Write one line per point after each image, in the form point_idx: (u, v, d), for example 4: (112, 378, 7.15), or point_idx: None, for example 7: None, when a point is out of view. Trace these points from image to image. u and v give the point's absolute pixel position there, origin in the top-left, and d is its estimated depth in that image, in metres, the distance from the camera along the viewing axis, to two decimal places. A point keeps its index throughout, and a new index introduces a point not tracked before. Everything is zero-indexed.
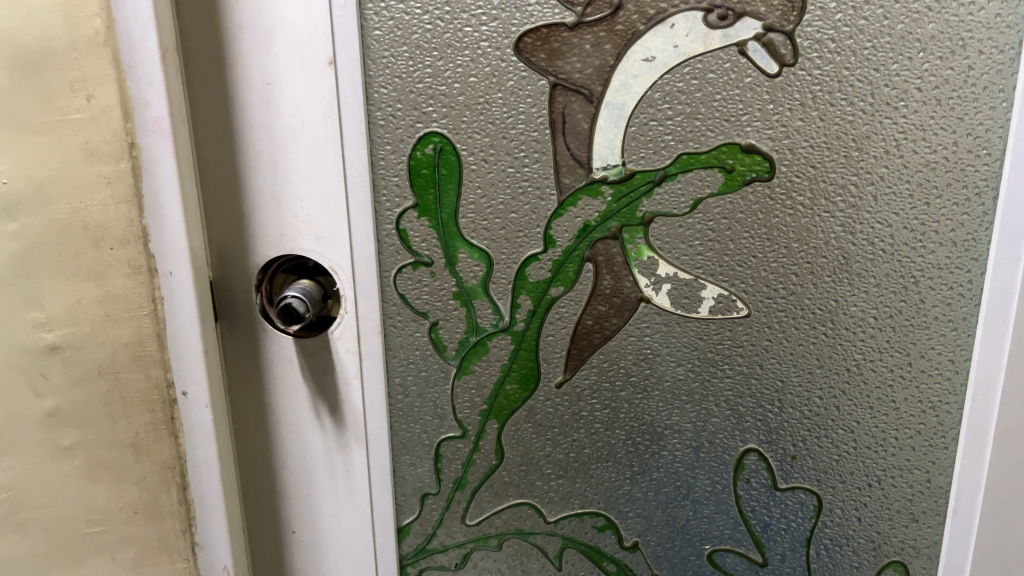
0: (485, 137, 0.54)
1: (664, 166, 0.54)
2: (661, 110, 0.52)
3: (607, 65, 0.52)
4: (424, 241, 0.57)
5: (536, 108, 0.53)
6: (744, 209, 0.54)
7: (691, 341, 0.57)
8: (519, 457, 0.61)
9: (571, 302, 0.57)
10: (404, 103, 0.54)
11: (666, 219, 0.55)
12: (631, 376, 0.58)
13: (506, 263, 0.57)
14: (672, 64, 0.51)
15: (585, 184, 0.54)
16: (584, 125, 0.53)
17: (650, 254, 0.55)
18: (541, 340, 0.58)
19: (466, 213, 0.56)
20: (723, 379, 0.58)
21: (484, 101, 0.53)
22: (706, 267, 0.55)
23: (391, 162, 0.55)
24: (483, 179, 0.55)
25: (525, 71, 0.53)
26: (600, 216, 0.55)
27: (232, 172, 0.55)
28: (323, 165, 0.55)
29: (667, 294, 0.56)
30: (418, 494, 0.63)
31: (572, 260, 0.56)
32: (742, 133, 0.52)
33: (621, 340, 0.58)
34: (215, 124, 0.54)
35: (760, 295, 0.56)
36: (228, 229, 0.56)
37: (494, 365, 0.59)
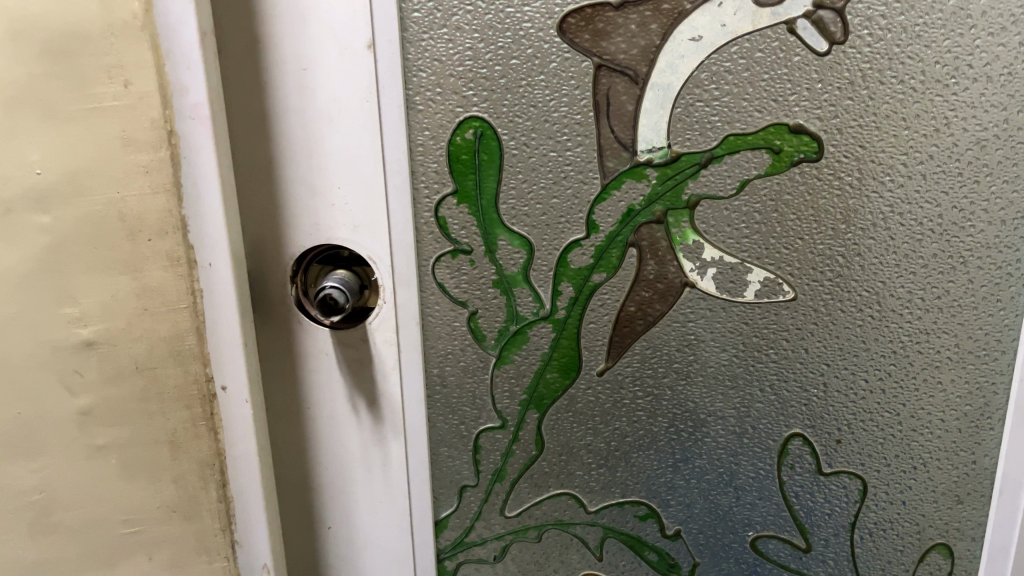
0: (526, 121, 0.53)
1: (711, 148, 0.53)
2: (707, 91, 0.51)
3: (653, 46, 0.51)
4: (463, 228, 0.55)
5: (578, 90, 0.52)
6: (791, 191, 0.53)
7: (735, 326, 0.56)
8: (560, 446, 0.61)
9: (614, 288, 0.56)
10: (443, 87, 0.53)
11: (712, 202, 0.54)
12: (675, 363, 0.58)
13: (547, 250, 0.56)
14: (720, 43, 0.50)
15: (628, 167, 0.53)
16: (629, 107, 0.52)
17: (695, 237, 0.54)
18: (582, 328, 0.57)
19: (507, 200, 0.55)
20: (768, 364, 0.57)
21: (526, 84, 0.52)
22: (751, 251, 0.55)
23: (430, 148, 0.54)
24: (525, 164, 0.54)
25: (568, 52, 0.51)
26: (644, 200, 0.54)
27: (265, 160, 0.54)
28: (360, 152, 0.53)
29: (712, 279, 0.55)
30: (457, 487, 0.62)
31: (615, 246, 0.55)
32: (790, 113, 0.51)
33: (665, 326, 0.57)
34: (250, 111, 0.53)
35: (807, 278, 0.55)
36: (262, 217, 0.55)
37: (535, 354, 0.58)
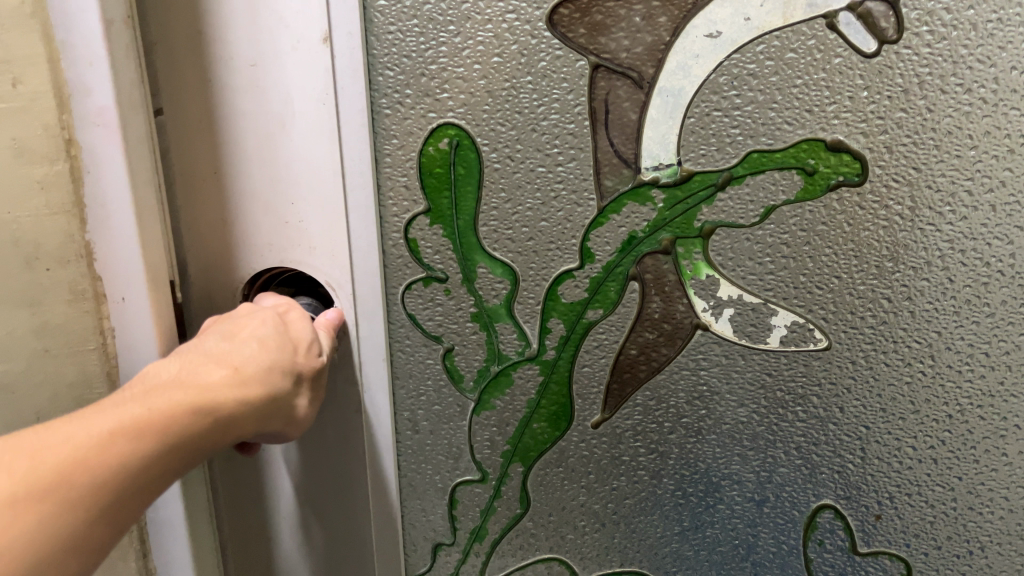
0: (511, 130, 0.45)
1: (730, 166, 0.44)
2: (727, 97, 0.43)
3: (661, 42, 0.42)
4: (438, 253, 0.48)
5: (571, 94, 0.44)
6: (827, 220, 0.44)
7: (756, 378, 0.47)
8: (549, 506, 0.52)
9: (612, 328, 0.48)
10: (413, 88, 0.45)
11: (729, 230, 0.45)
12: (683, 418, 0.49)
13: (534, 280, 0.47)
14: (743, 41, 0.42)
15: (631, 187, 0.45)
16: (632, 116, 0.44)
17: (709, 271, 0.46)
18: (575, 372, 0.49)
19: (488, 221, 0.47)
20: (795, 423, 0.48)
21: (510, 87, 0.44)
22: (778, 289, 0.46)
23: (398, 158, 0.46)
24: (508, 180, 0.46)
25: (559, 49, 0.43)
26: (648, 227, 0.45)
27: (212, 170, 0.46)
28: (317, 162, 0.45)
29: (729, 321, 0.46)
30: (432, 543, 0.54)
31: (614, 278, 0.47)
32: (828, 126, 0.42)
33: (673, 374, 0.48)
34: (191, 114, 0.45)
35: (844, 324, 0.46)
36: (212, 237, 0.48)
37: (519, 400, 0.50)
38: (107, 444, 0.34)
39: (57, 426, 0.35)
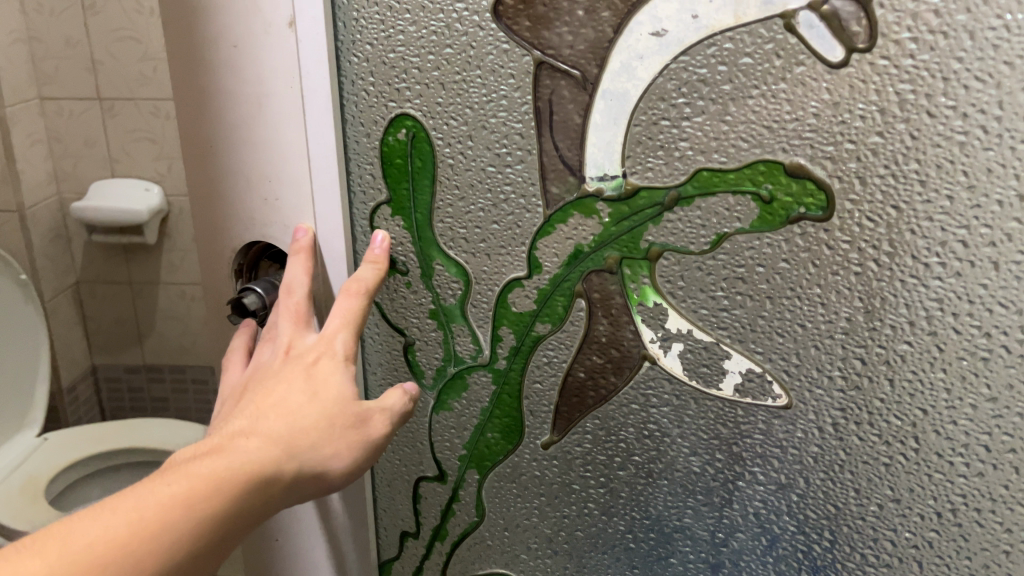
0: (462, 125, 0.43)
1: (678, 184, 0.38)
2: (674, 105, 0.37)
3: (604, 39, 0.38)
4: (399, 244, 0.47)
5: (517, 91, 0.41)
6: (789, 258, 0.37)
7: (709, 428, 0.42)
8: (502, 520, 0.50)
9: (561, 346, 0.44)
10: (376, 76, 0.44)
11: (679, 255, 0.40)
12: (635, 456, 0.44)
13: (487, 285, 0.45)
14: (690, 42, 0.36)
15: (575, 198, 0.41)
16: (576, 119, 0.40)
17: (657, 298, 0.41)
18: (526, 387, 0.46)
19: (444, 218, 0.45)
20: (754, 486, 0.42)
21: (461, 79, 0.42)
22: (734, 330, 0.40)
23: (363, 146, 0.46)
24: (460, 177, 0.44)
25: (505, 41, 0.40)
26: (594, 242, 0.41)
27: (204, 144, 0.46)
28: (288, 144, 0.45)
29: (679, 358, 0.41)
30: (397, 535, 0.54)
31: (562, 293, 0.43)
32: (788, 148, 0.36)
33: (621, 407, 0.44)
34: (187, 89, 0.45)
35: (808, 382, 0.39)
36: (206, 208, 0.48)
37: (474, 406, 0.48)
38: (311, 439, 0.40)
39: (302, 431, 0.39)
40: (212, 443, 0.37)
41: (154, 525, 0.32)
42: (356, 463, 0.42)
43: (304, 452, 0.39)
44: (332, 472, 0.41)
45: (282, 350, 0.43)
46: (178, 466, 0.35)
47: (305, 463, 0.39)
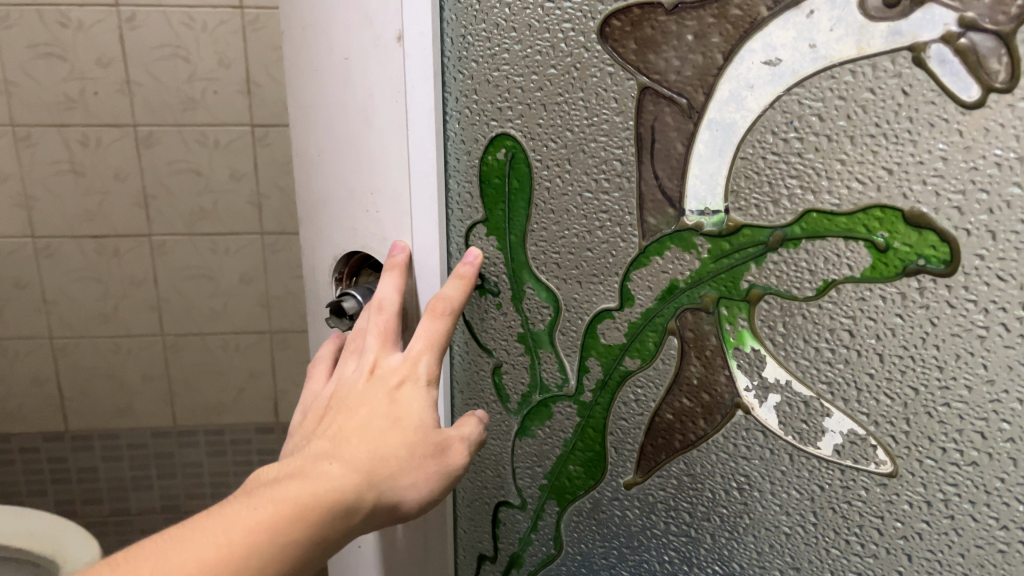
0: (561, 147, 0.41)
1: (783, 224, 0.35)
2: (785, 139, 0.34)
3: (713, 65, 0.35)
4: (492, 264, 0.46)
5: (619, 116, 0.39)
6: (902, 312, 0.34)
7: (805, 488, 0.39)
8: (578, 557, 0.49)
9: (649, 383, 0.42)
10: (480, 93, 0.43)
11: (783, 300, 0.37)
12: (722, 508, 0.42)
13: (577, 313, 0.44)
14: (807, 73, 0.33)
15: (673, 230, 0.39)
16: (678, 147, 0.37)
17: (754, 343, 0.38)
18: (611, 423, 0.44)
19: (537, 242, 0.44)
20: (850, 557, 0.38)
21: (563, 101, 0.40)
22: (837, 387, 0.36)
23: (464, 163, 0.45)
24: (556, 200, 0.42)
25: (610, 63, 0.38)
26: (691, 278, 0.39)
27: (324, 150, 0.48)
28: (389, 158, 0.45)
29: (775, 410, 0.38)
30: (476, 556, 0.54)
31: (653, 329, 0.41)
32: (905, 193, 0.32)
33: (709, 454, 0.41)
34: (315, 97, 0.47)
35: (917, 451, 0.35)
36: (325, 211, 0.50)
37: (556, 436, 0.47)
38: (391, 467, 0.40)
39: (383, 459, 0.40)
40: (296, 465, 0.38)
41: (236, 552, 0.33)
42: (432, 492, 0.42)
43: (385, 479, 0.40)
44: (409, 500, 0.41)
45: (368, 369, 0.44)
46: (263, 491, 0.36)
47: (385, 490, 0.40)
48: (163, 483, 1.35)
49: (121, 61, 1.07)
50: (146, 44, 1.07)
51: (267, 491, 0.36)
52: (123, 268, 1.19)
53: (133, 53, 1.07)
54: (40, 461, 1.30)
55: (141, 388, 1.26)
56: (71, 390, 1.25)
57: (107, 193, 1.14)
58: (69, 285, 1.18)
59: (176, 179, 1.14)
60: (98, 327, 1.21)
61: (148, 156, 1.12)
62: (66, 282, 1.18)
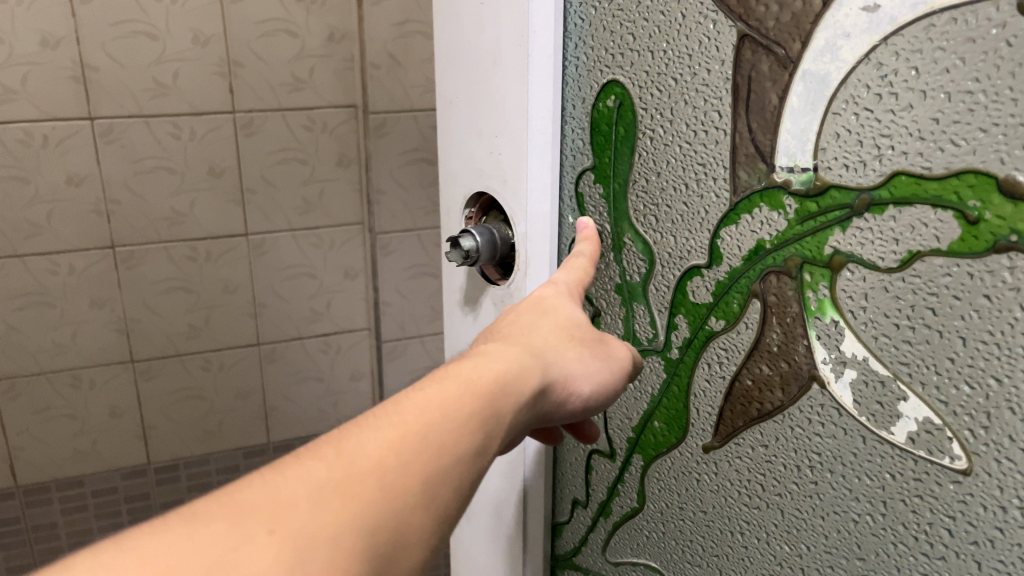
0: (666, 97, 0.41)
1: (871, 187, 0.33)
2: (879, 95, 0.32)
3: (810, 13, 0.33)
4: (598, 211, 0.48)
5: (720, 66, 0.38)
6: (990, 293, 0.30)
7: (875, 475, 0.36)
8: (658, 514, 0.51)
9: (732, 346, 0.42)
10: (595, 36, 0.45)
11: (865, 270, 0.34)
12: (794, 484, 0.40)
13: (670, 267, 0.44)
14: (905, 22, 0.30)
15: (764, 187, 0.37)
16: (773, 99, 0.36)
17: (834, 315, 0.36)
18: (695, 381, 0.45)
19: (638, 191, 0.45)
20: (917, 556, 0.35)
21: (669, 49, 0.40)
22: (915, 370, 0.33)
23: (579, 108, 0.47)
24: (657, 149, 0.43)
25: (713, 7, 0.37)
26: (776, 239, 0.37)
27: (463, 86, 0.52)
28: (510, 97, 0.47)
29: (849, 387, 0.36)
30: (571, 501, 0.58)
31: (738, 292, 0.40)
32: (1001, 158, 0.29)
33: (785, 425, 0.40)
34: (453, 35, 0.51)
35: (996, 450, 0.31)
36: (459, 150, 0.54)
37: (646, 391, 0.49)
38: (553, 345, 0.40)
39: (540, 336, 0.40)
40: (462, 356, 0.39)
41: (412, 426, 0.33)
42: (604, 376, 0.41)
43: (551, 353, 0.40)
44: (580, 381, 0.40)
45: None
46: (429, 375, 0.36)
47: (554, 366, 0.39)
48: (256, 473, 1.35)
49: (221, 39, 1.12)
50: (252, 16, 1.13)
51: (435, 372, 0.36)
52: (210, 272, 1.22)
53: (234, 35, 1.12)
54: (117, 499, 1.28)
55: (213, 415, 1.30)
56: (155, 415, 1.26)
57: (207, 191, 1.17)
58: (158, 297, 1.20)
59: (277, 168, 1.21)
60: (186, 344, 1.25)
61: (247, 147, 1.18)
62: (156, 293, 1.20)
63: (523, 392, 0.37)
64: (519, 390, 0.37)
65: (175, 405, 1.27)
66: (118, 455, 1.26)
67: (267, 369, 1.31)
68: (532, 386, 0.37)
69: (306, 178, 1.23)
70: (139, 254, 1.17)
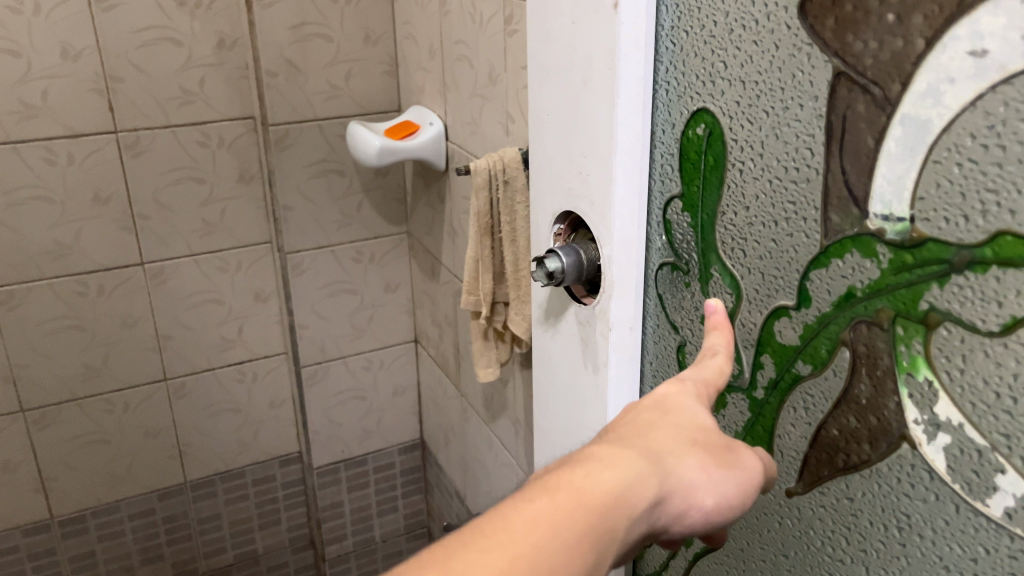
0: (758, 130, 0.44)
1: (974, 243, 0.34)
2: (985, 143, 0.33)
3: (912, 56, 0.35)
4: (684, 238, 0.52)
5: (814, 102, 0.40)
6: None
7: (967, 546, 0.37)
8: (738, 552, 0.54)
9: (817, 389, 0.44)
10: (687, 61, 0.48)
11: (964, 331, 0.35)
12: (881, 544, 0.42)
13: (759, 304, 0.47)
14: (1014, 68, 0.31)
15: (856, 233, 0.39)
16: (868, 143, 0.38)
17: (927, 373, 0.37)
18: (779, 419, 0.48)
19: (727, 220, 0.48)
20: None
21: (767, 79, 0.43)
22: (1015, 440, 0.34)
23: (668, 132, 0.51)
24: (747, 182, 0.46)
25: (808, 41, 0.40)
26: (869, 287, 0.39)
27: (551, 107, 0.55)
28: (596, 121, 0.50)
29: (943, 451, 0.37)
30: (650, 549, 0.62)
31: (826, 338, 0.43)
32: None
33: (871, 480, 0.42)
34: (546, 53, 0.54)
35: None
36: (546, 168, 0.57)
37: (731, 426, 0.53)
38: (669, 452, 0.38)
39: (655, 439, 0.38)
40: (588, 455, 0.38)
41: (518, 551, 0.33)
42: (730, 490, 0.38)
43: (676, 462, 0.38)
44: (700, 492, 0.38)
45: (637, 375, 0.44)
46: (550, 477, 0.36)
47: (670, 476, 0.37)
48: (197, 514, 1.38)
49: (93, 52, 1.07)
50: (128, 25, 1.07)
51: (550, 479, 0.35)
52: (108, 305, 1.19)
53: (108, 47, 1.07)
54: (21, 558, 1.27)
55: (117, 467, 1.29)
56: (57, 464, 1.24)
57: (92, 220, 1.14)
58: (47, 337, 1.17)
59: (170, 190, 1.17)
60: (84, 387, 1.22)
61: (132, 167, 1.14)
62: (46, 334, 1.17)
63: (632, 510, 0.35)
64: (630, 509, 0.35)
65: (76, 451, 1.25)
66: (15, 510, 1.24)
67: (176, 405, 1.29)
68: (643, 504, 0.36)
69: (204, 199, 1.19)
70: (26, 294, 1.14)
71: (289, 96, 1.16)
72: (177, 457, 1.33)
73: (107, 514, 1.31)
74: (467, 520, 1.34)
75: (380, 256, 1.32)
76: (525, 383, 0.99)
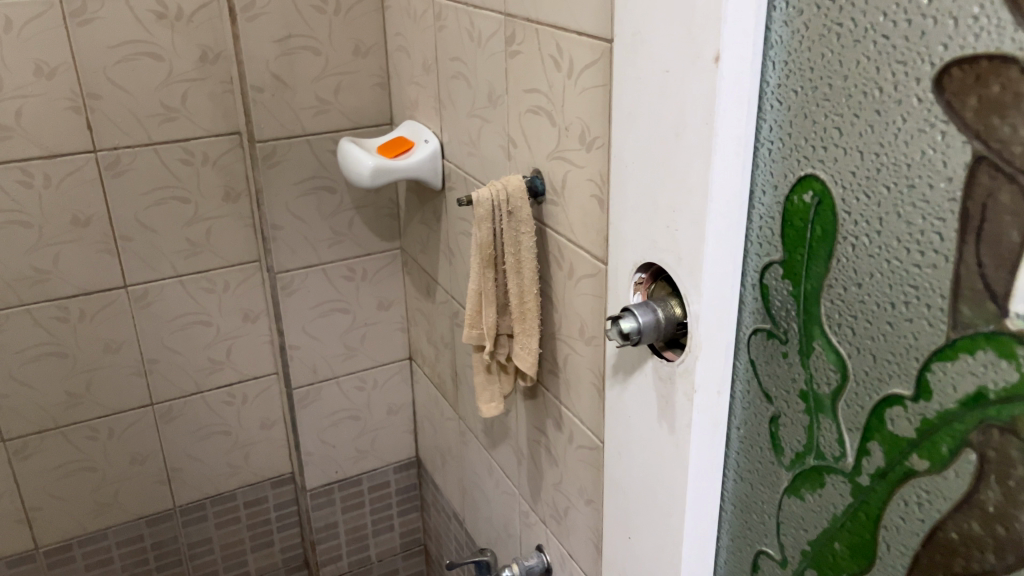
0: (875, 204, 0.45)
1: None
2: None
3: None
4: (783, 304, 0.52)
5: (948, 184, 0.41)
6: None
7: None
8: None
9: (933, 484, 0.45)
10: (795, 126, 0.49)
11: None
12: None
13: (870, 387, 0.48)
14: None
15: (992, 330, 0.40)
16: (1010, 236, 0.39)
17: None
18: (885, 509, 0.49)
19: (834, 295, 0.49)
20: None
21: (886, 154, 0.44)
22: None
23: (768, 194, 0.51)
24: (860, 257, 0.46)
25: (943, 118, 0.41)
26: (1004, 389, 0.40)
27: (642, 157, 0.56)
28: (692, 178, 0.51)
29: None
30: None
31: (949, 437, 0.44)
32: None
33: None
34: (639, 102, 0.56)
35: None
36: (635, 218, 0.59)
37: (827, 508, 0.53)
38: None
39: None
40: None
41: None
42: None
43: None
44: None
45: None
46: None
47: None
48: (189, 543, 1.34)
49: (70, 70, 1.02)
50: (106, 42, 1.02)
51: None
52: (92, 330, 1.14)
53: (85, 64, 1.02)
54: None
55: (104, 497, 1.24)
56: (41, 496, 1.20)
57: (71, 242, 1.09)
58: (27, 365, 1.13)
59: (155, 210, 1.12)
60: (68, 415, 1.17)
61: (113, 188, 1.09)
62: (27, 362, 1.13)
63: None
64: None
65: (61, 480, 1.20)
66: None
67: (163, 431, 1.24)
68: None
69: (188, 219, 1.14)
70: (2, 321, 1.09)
71: (276, 113, 1.12)
72: (166, 483, 1.28)
73: (90, 546, 1.26)
74: (467, 546, 1.30)
75: (372, 273, 1.28)
76: (530, 412, 0.96)
